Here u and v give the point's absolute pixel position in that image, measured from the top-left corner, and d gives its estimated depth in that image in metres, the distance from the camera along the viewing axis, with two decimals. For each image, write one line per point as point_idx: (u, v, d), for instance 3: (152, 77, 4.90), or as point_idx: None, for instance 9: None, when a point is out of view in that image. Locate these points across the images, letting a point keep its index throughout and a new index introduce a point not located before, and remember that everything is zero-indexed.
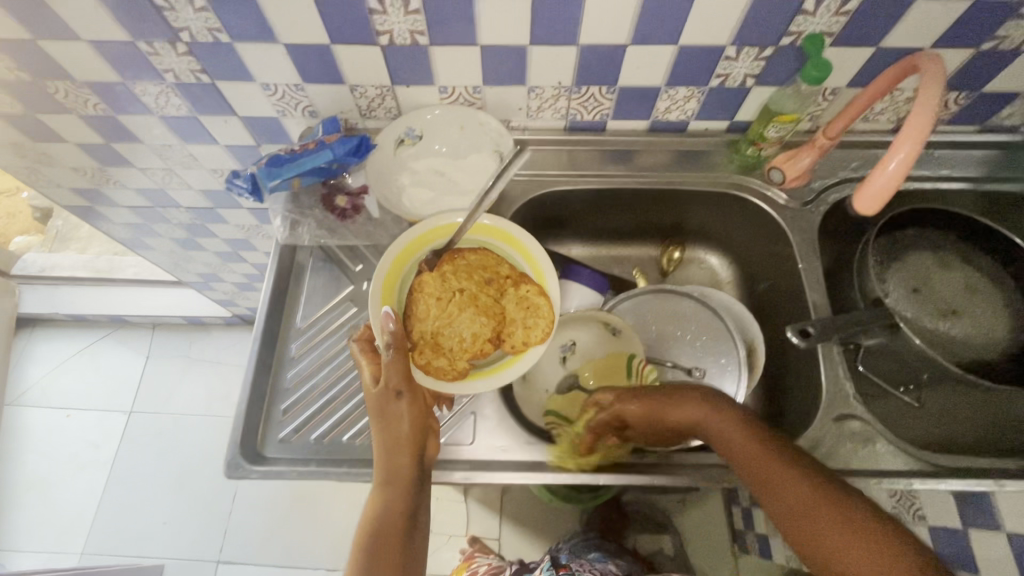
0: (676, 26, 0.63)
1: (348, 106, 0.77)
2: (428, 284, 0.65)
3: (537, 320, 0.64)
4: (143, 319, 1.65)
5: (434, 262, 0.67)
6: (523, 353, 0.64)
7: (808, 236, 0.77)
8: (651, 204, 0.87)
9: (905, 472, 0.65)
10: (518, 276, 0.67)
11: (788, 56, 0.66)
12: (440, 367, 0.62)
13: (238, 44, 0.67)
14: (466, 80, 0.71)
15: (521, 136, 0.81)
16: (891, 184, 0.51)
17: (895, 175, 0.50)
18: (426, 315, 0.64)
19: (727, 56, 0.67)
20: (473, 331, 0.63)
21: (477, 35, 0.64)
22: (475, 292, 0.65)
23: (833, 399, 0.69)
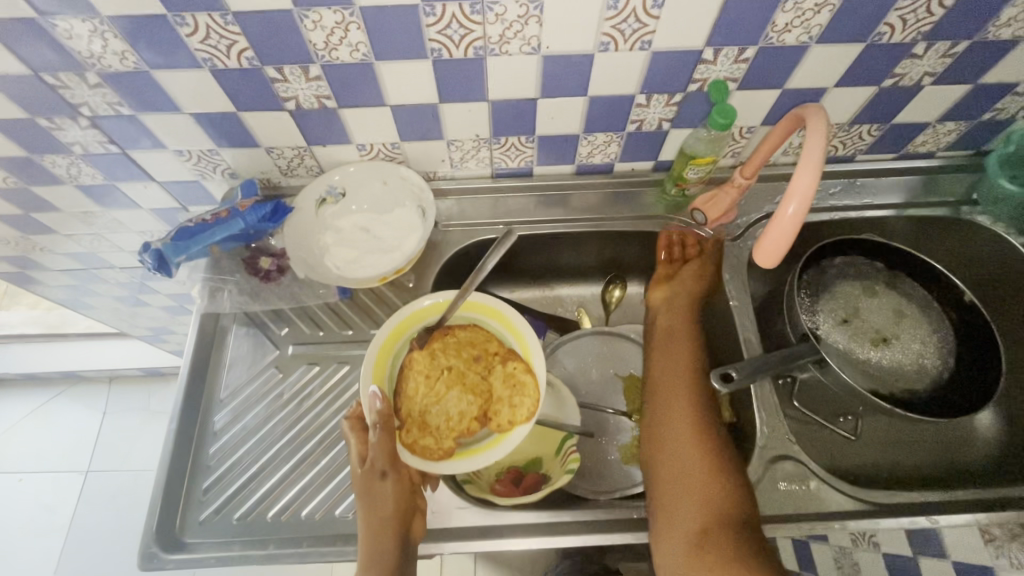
0: (581, 78, 0.63)
1: (267, 166, 0.75)
2: (418, 362, 0.64)
3: (523, 398, 0.63)
4: (100, 373, 1.65)
5: (423, 339, 0.66)
6: (509, 433, 0.62)
7: (737, 271, 0.78)
8: (589, 246, 0.85)
9: (844, 514, 0.63)
10: (506, 352, 0.66)
11: (698, 99, 0.67)
12: (426, 446, 0.61)
13: (142, 116, 0.65)
14: (382, 137, 0.70)
15: (448, 185, 0.80)
16: (792, 230, 0.50)
17: (793, 221, 0.49)
18: (415, 393, 0.63)
19: (638, 103, 0.67)
20: (460, 409, 0.63)
21: (385, 96, 0.64)
22: (463, 369, 0.65)
23: (768, 439, 0.67)
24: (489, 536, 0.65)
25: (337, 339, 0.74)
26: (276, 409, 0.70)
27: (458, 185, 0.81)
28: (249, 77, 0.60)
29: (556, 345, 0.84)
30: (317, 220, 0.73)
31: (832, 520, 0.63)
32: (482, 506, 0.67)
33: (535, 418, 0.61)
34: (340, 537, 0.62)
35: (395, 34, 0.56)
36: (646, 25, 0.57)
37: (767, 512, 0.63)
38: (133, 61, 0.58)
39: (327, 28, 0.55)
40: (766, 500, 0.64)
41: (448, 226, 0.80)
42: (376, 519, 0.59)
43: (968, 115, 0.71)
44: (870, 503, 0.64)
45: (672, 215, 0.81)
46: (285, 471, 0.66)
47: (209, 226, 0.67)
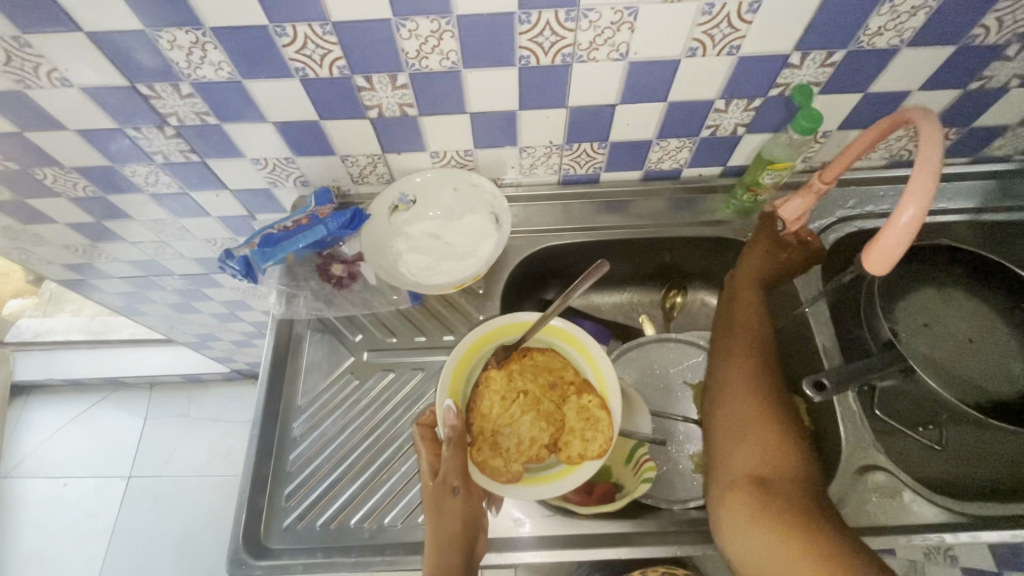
0: (663, 84, 0.63)
1: (339, 174, 0.76)
2: (494, 380, 0.64)
3: (596, 434, 0.61)
4: (141, 379, 1.67)
5: (502, 359, 0.67)
6: (579, 466, 0.61)
7: (810, 277, 0.77)
8: (653, 252, 0.84)
9: (937, 526, 0.61)
10: (582, 384, 0.65)
11: (780, 104, 0.66)
12: (496, 467, 0.60)
13: (225, 125, 0.66)
14: (457, 145, 0.71)
15: (515, 192, 0.81)
16: (906, 236, 0.49)
17: (909, 226, 0.48)
18: (489, 411, 0.63)
19: (716, 109, 0.67)
20: (532, 435, 0.62)
21: (465, 104, 0.64)
22: (538, 395, 0.64)
23: (853, 449, 0.65)
24: (572, 546, 0.65)
25: (411, 347, 0.74)
26: (353, 415, 0.70)
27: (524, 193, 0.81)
28: (338, 86, 0.61)
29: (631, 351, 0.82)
30: (392, 229, 0.74)
31: (925, 533, 0.61)
32: (561, 516, 0.66)
33: (607, 455, 0.60)
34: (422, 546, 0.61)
35: (486, 42, 0.56)
36: (738, 30, 0.57)
37: (856, 524, 0.62)
38: (228, 71, 0.59)
39: (421, 37, 0.56)
40: (855, 511, 0.62)
41: (517, 233, 0.80)
42: (442, 533, 0.58)
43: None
44: (964, 515, 0.62)
45: (741, 221, 0.80)
46: (366, 477, 0.66)
47: (290, 233, 0.68)
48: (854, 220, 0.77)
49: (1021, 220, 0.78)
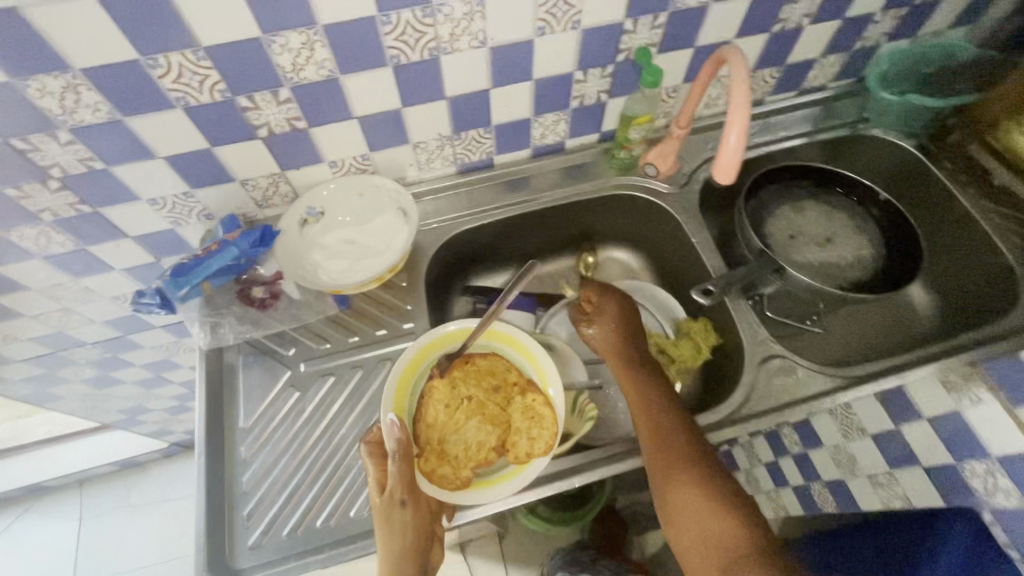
0: (524, 64, 0.71)
1: (243, 200, 0.77)
2: (438, 391, 0.68)
3: (541, 431, 0.66)
4: (68, 478, 1.54)
5: (445, 367, 0.70)
6: (527, 464, 0.65)
7: (692, 213, 0.87)
8: (558, 221, 0.92)
9: (831, 390, 0.71)
10: (525, 384, 0.70)
11: (630, 67, 0.76)
12: (444, 474, 0.64)
13: (114, 168, 0.66)
14: (352, 151, 0.75)
15: (418, 189, 0.85)
16: (737, 155, 0.59)
17: (736, 146, 0.58)
18: (436, 420, 0.66)
19: (576, 80, 0.76)
20: (479, 439, 0.66)
21: (351, 109, 0.69)
22: (482, 399, 0.68)
23: (753, 346, 0.75)
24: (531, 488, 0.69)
25: (346, 349, 0.76)
26: (301, 422, 0.71)
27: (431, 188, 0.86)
28: (222, 110, 0.64)
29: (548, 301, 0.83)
30: (303, 241, 0.76)
31: (823, 398, 0.70)
32: None
33: (553, 450, 0.64)
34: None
35: (356, 46, 0.62)
36: (574, 6, 0.65)
37: (765, 407, 0.71)
38: (106, 111, 0.60)
39: (293, 50, 0.60)
40: (764, 396, 0.72)
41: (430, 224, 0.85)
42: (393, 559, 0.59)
43: (844, 47, 0.84)
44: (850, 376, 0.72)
45: (626, 177, 0.89)
46: (324, 478, 0.67)
47: (201, 260, 0.70)
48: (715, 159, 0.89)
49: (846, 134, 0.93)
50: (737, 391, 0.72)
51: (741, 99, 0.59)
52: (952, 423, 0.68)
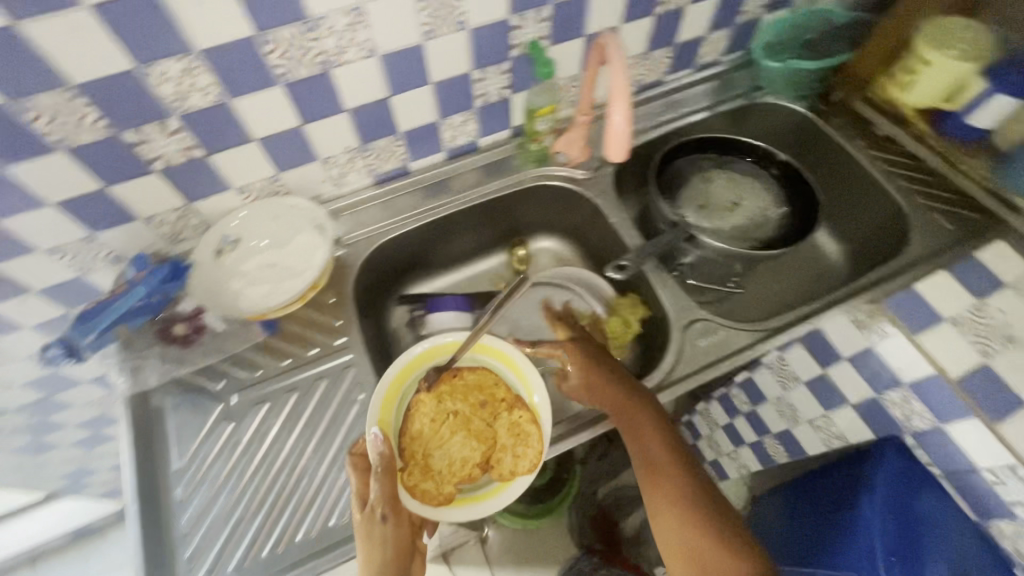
0: (580, 24, 0.77)
1: (320, 180, 0.79)
2: (423, 405, 0.68)
3: (526, 449, 0.65)
4: (63, 531, 1.42)
5: (433, 379, 0.70)
6: (510, 483, 0.64)
7: (731, 225, 0.88)
8: (592, 221, 0.93)
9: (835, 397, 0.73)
10: (512, 400, 0.69)
11: (669, 11, 0.82)
12: (427, 489, 0.63)
13: (213, 155, 0.68)
14: (422, 120, 0.79)
15: (468, 164, 0.89)
16: (625, 132, 0.68)
17: (621, 125, 0.68)
18: (420, 432, 0.67)
19: (621, 34, 0.82)
20: (462, 455, 0.66)
21: (428, 75, 0.72)
22: (469, 414, 0.69)
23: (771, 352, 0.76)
24: None
25: (334, 350, 0.74)
26: (302, 418, 0.69)
27: (467, 166, 0.90)
28: (318, 83, 0.66)
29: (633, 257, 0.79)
30: (382, 198, 0.87)
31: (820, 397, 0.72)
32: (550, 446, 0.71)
33: (536, 472, 0.64)
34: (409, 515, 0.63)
35: (444, 12, 0.66)
36: None
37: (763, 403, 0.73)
38: (215, 94, 0.62)
39: (391, 22, 0.64)
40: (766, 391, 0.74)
41: (473, 200, 0.89)
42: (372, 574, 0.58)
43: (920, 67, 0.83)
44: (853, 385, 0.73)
45: (679, 181, 0.91)
46: (267, 507, 0.64)
47: (110, 301, 0.69)
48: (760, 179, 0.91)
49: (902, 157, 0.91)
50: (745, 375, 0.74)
51: (622, 97, 0.67)
52: (967, 436, 0.71)
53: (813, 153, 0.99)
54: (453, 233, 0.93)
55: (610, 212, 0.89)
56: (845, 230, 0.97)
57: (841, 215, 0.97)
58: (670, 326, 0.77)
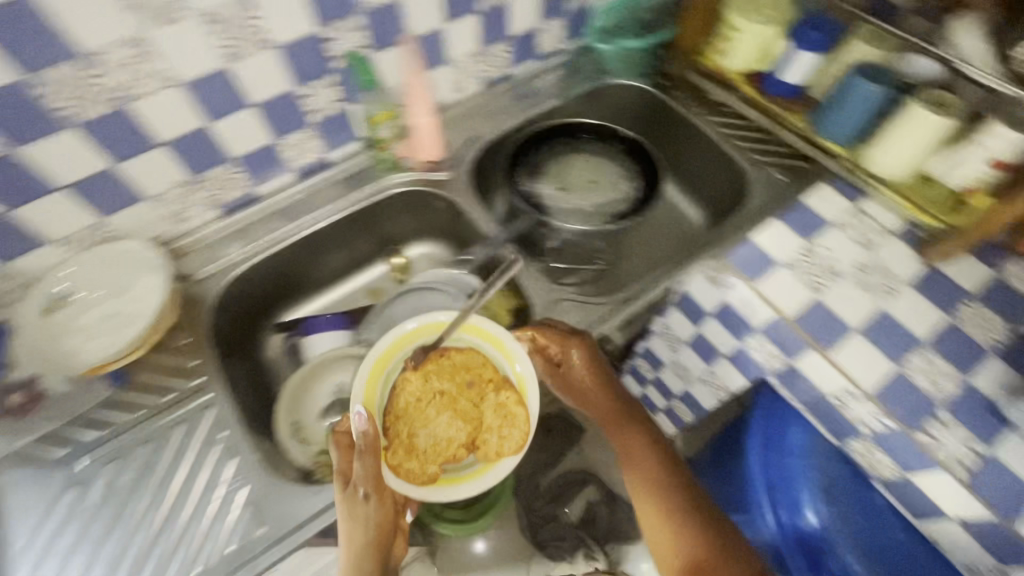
0: (398, 26, 0.77)
1: (155, 220, 0.76)
2: (411, 383, 0.62)
3: (513, 431, 0.60)
4: None
5: (420, 358, 0.64)
6: (496, 464, 0.59)
7: (584, 201, 0.90)
8: (447, 215, 0.93)
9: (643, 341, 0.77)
10: (501, 380, 0.63)
11: (492, 6, 0.84)
12: (410, 470, 0.59)
13: (14, 211, 0.64)
14: (254, 144, 0.77)
15: (318, 182, 0.88)
16: (431, 132, 0.86)
17: (427, 128, 0.85)
18: (406, 413, 0.62)
19: (446, 34, 0.83)
20: (449, 435, 0.61)
21: (244, 98, 0.71)
22: (456, 394, 0.63)
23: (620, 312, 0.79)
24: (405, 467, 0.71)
25: (187, 394, 0.71)
26: (156, 465, 0.67)
27: (323, 181, 0.88)
28: (118, 120, 0.63)
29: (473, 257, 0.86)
30: (239, 226, 0.84)
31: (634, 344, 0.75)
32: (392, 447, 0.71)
33: (523, 453, 0.59)
34: (275, 543, 0.62)
35: (241, 33, 0.64)
36: None
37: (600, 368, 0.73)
38: None
39: (183, 48, 0.62)
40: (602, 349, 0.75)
41: (334, 216, 0.87)
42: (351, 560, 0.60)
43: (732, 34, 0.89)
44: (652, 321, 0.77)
45: (533, 168, 0.92)
46: (124, 570, 0.60)
47: None
48: (605, 154, 0.94)
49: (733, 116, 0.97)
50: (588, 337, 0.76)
51: (420, 94, 0.82)
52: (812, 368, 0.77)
53: (659, 123, 1.04)
54: (322, 251, 0.91)
55: (469, 207, 0.89)
56: (700, 193, 1.03)
57: (695, 180, 1.03)
58: (536, 308, 0.79)
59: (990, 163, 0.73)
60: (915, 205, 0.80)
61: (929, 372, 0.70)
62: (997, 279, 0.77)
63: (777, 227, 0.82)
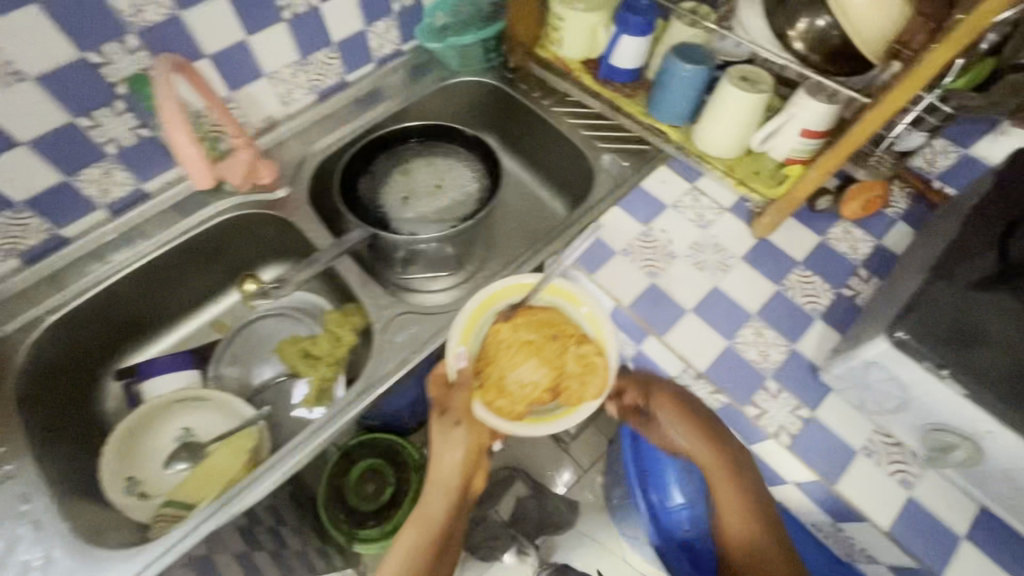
0: (190, 42, 0.71)
1: None
2: (502, 331, 0.70)
3: (593, 377, 0.68)
4: None
5: (509, 315, 0.72)
6: (577, 406, 0.67)
7: (431, 206, 0.87)
8: (284, 234, 0.88)
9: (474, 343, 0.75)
10: (581, 336, 0.70)
11: (303, 12, 0.79)
12: (501, 406, 0.67)
13: None
14: (41, 186, 0.70)
15: (139, 214, 0.82)
16: (198, 163, 0.72)
17: (193, 159, 0.71)
18: (497, 359, 0.69)
19: (254, 46, 0.78)
20: (534, 378, 0.66)
21: (11, 138, 0.64)
22: (540, 344, 0.68)
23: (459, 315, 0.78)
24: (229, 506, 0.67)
25: None
26: None
27: (141, 215, 0.82)
28: None
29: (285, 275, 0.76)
30: (46, 273, 0.76)
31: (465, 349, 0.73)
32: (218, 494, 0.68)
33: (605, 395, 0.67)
34: None
35: None
36: None
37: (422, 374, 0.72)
38: None
39: None
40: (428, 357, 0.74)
41: (157, 251, 0.81)
42: (441, 475, 0.71)
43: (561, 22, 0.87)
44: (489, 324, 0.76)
45: (374, 176, 0.88)
46: None
47: None
48: (449, 154, 0.91)
49: (579, 106, 0.97)
50: (423, 349, 0.75)
51: (175, 117, 0.67)
52: None
53: (511, 117, 1.03)
54: (156, 288, 0.85)
55: (308, 226, 0.84)
56: (560, 183, 1.04)
57: (552, 169, 1.04)
58: (375, 326, 0.76)
59: (802, 133, 0.75)
60: (741, 180, 0.82)
61: (759, 344, 0.72)
62: (820, 245, 0.80)
63: (616, 215, 0.82)
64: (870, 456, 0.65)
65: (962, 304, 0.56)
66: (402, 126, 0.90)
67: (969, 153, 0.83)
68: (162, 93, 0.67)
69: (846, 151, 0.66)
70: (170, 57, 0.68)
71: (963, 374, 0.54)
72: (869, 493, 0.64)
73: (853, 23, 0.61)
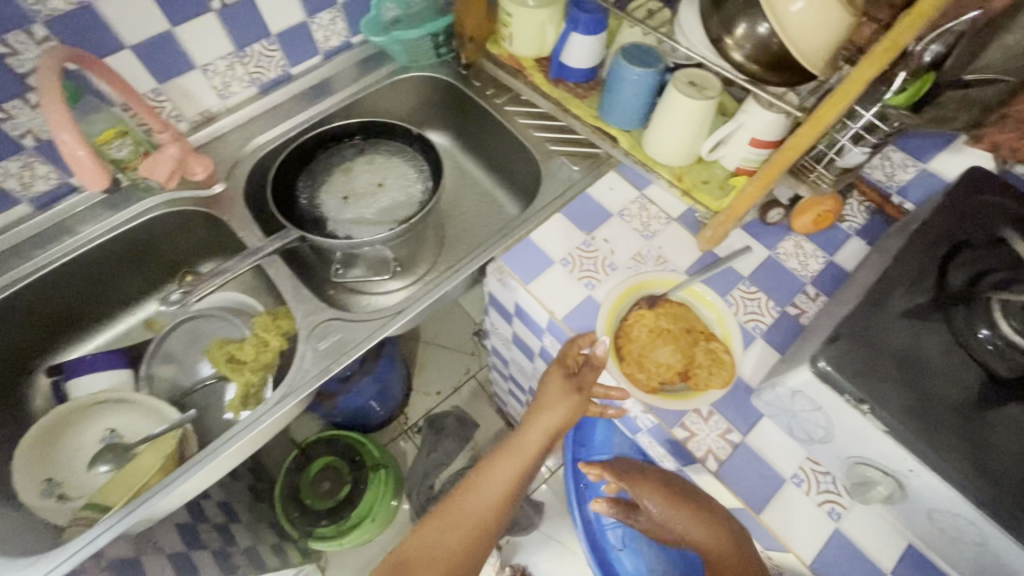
0: (106, 31, 0.68)
1: None
2: (644, 317, 0.69)
3: (721, 371, 0.67)
4: None
5: (653, 302, 0.71)
6: (703, 393, 0.67)
7: (371, 207, 0.85)
8: (218, 232, 0.86)
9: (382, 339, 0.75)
10: (710, 334, 0.70)
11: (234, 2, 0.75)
12: (635, 376, 0.68)
13: None
14: None
15: (68, 211, 0.79)
16: (90, 163, 0.62)
17: (84, 159, 0.61)
18: (637, 338, 0.69)
19: (183, 38, 0.75)
20: (669, 360, 0.67)
21: None
22: (677, 334, 0.68)
23: (383, 319, 0.76)
24: (133, 514, 0.66)
25: None
26: None
27: (65, 210, 0.78)
28: None
29: (194, 283, 0.72)
30: None
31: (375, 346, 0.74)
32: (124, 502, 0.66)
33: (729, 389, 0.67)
34: None
35: None
36: None
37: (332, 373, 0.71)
38: None
39: None
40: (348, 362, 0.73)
41: (83, 248, 0.77)
42: (539, 421, 0.67)
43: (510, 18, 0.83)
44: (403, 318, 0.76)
45: (315, 175, 0.86)
46: None
47: None
48: (393, 152, 0.89)
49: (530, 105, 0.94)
50: (343, 355, 0.73)
51: (58, 111, 0.59)
52: None
53: (465, 114, 1.00)
54: (86, 285, 0.82)
55: (240, 226, 0.82)
56: (512, 182, 1.01)
57: (504, 166, 1.00)
58: (300, 333, 0.75)
59: (751, 143, 0.72)
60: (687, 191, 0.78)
61: None
62: (769, 260, 0.76)
63: (557, 222, 0.79)
64: (799, 484, 0.63)
65: (893, 335, 0.54)
66: (343, 124, 0.86)
67: (925, 169, 0.77)
68: (46, 88, 0.59)
69: (781, 167, 0.62)
70: (58, 51, 0.62)
71: (883, 410, 0.51)
72: (794, 522, 0.61)
73: (789, 34, 0.57)
